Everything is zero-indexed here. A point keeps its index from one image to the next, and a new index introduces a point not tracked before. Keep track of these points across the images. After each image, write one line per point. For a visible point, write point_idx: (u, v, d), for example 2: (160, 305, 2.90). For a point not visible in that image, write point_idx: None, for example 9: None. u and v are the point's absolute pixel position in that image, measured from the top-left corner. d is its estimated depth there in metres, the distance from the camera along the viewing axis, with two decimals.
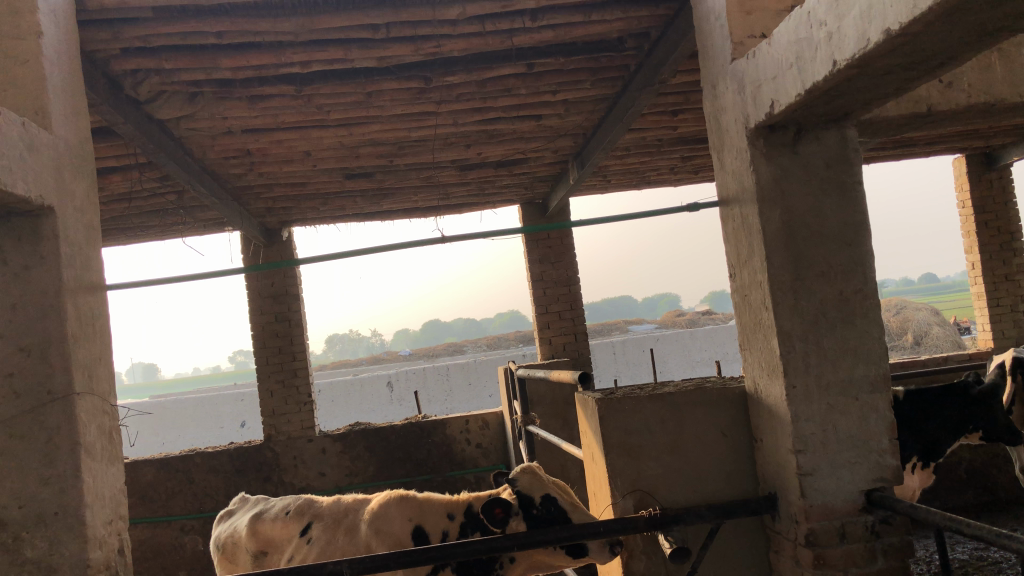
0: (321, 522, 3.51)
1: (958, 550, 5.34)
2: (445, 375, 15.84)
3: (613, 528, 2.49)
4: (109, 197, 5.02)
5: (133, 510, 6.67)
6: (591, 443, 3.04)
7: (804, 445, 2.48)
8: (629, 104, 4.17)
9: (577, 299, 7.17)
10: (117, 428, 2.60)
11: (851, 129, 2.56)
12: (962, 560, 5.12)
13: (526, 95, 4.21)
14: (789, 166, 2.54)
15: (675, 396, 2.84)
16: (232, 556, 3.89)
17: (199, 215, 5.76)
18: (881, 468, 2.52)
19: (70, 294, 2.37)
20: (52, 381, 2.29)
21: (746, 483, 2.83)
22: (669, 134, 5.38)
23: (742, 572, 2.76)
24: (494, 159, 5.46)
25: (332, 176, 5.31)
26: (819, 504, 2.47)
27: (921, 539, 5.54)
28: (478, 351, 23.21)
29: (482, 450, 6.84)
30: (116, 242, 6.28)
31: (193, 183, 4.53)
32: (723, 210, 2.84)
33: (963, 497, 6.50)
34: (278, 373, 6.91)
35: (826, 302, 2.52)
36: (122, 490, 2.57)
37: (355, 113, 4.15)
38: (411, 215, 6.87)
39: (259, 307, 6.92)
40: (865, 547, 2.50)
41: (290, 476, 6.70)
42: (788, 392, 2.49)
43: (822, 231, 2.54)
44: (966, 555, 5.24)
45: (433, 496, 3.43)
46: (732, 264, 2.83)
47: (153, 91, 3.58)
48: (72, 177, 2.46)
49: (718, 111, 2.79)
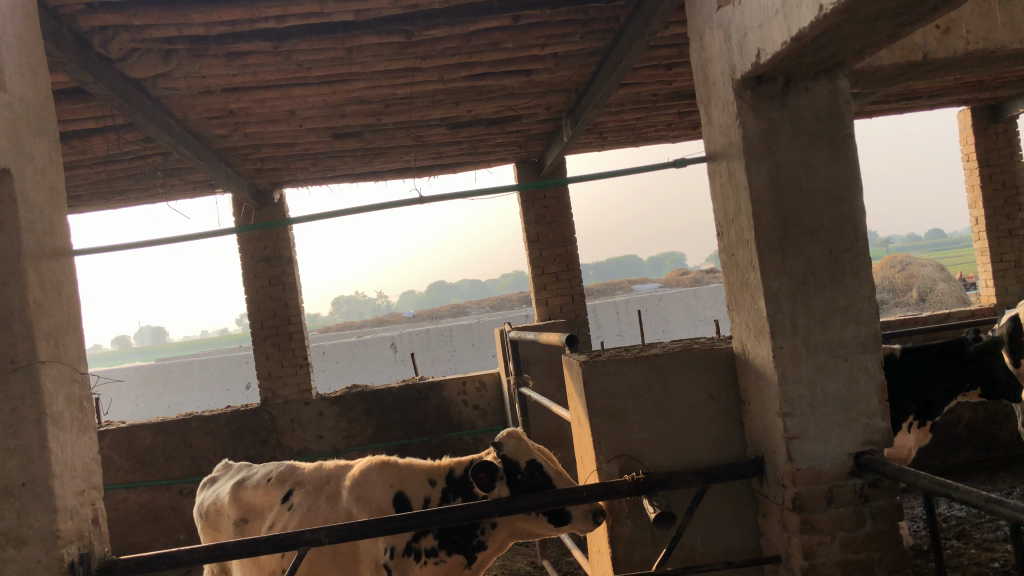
0: (303, 489, 3.49)
1: (954, 508, 5.32)
2: (447, 336, 15.85)
3: (595, 494, 2.43)
4: (91, 159, 4.91)
5: (130, 475, 6.66)
6: (576, 406, 2.98)
7: (792, 408, 2.41)
8: (620, 58, 4.04)
9: (573, 259, 7.08)
10: (88, 396, 2.54)
11: (842, 79, 2.45)
12: (958, 517, 5.10)
13: (513, 50, 4.08)
14: (777, 120, 2.43)
15: (661, 359, 2.77)
16: (215, 523, 3.87)
17: (186, 177, 5.66)
18: (870, 431, 2.46)
19: (31, 260, 2.29)
20: (14, 350, 2.22)
21: (734, 446, 2.77)
22: (664, 88, 5.25)
23: (729, 536, 2.72)
24: (485, 117, 5.33)
25: (319, 136, 5.20)
26: (806, 468, 2.42)
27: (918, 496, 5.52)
28: (481, 312, 23.20)
29: (479, 412, 6.81)
30: (104, 206, 6.20)
31: (175, 145, 4.43)
32: (711, 166, 2.73)
33: (962, 454, 6.46)
34: (273, 336, 6.89)
35: (815, 260, 2.43)
36: (95, 459, 2.52)
37: (337, 70, 4.03)
38: (404, 175, 6.76)
39: (252, 271, 6.86)
40: (853, 511, 2.44)
41: (288, 439, 6.69)
42: (775, 353, 2.42)
43: (811, 186, 2.43)
44: (962, 512, 5.22)
45: (414, 462, 3.39)
46: (720, 222, 2.73)
47: (125, 49, 3.47)
48: (29, 138, 2.38)
49: (705, 63, 2.67)
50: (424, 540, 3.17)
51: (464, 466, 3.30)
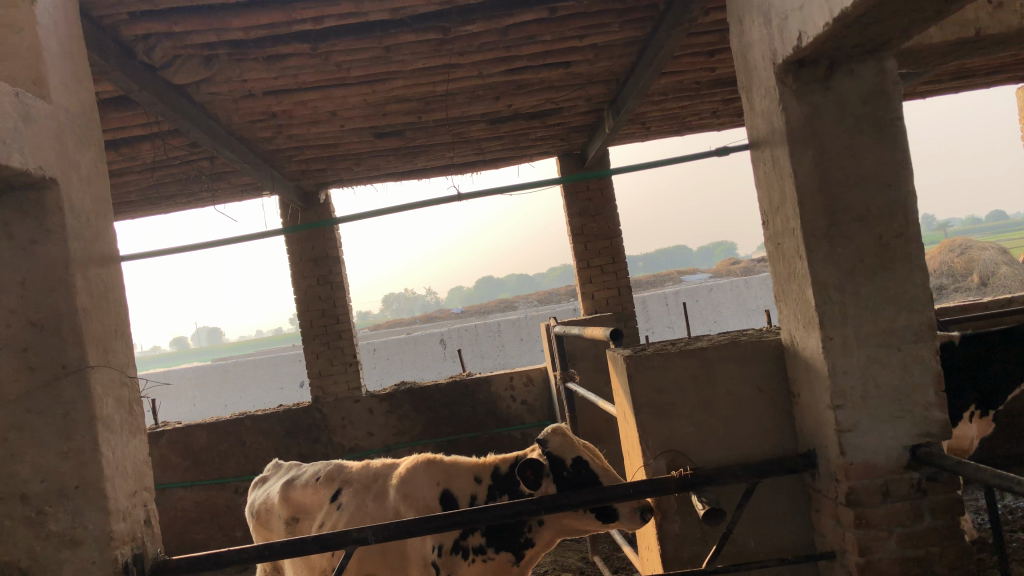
0: (351, 488, 3.52)
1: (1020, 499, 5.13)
2: (495, 331, 15.87)
3: (642, 490, 2.40)
4: (140, 165, 5.01)
5: (187, 474, 6.80)
6: (622, 401, 2.94)
7: (843, 400, 2.35)
8: (660, 46, 3.98)
9: (619, 252, 7.01)
10: (138, 399, 2.59)
11: (889, 60, 2.36)
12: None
13: (551, 42, 4.04)
14: (821, 104, 2.35)
15: (707, 353, 2.72)
16: (267, 523, 3.92)
17: (233, 181, 5.75)
18: (927, 424, 2.37)
19: (79, 267, 2.33)
20: (65, 355, 2.27)
21: (785, 440, 2.70)
22: (707, 76, 5.15)
23: (781, 533, 2.66)
24: (526, 111, 5.30)
25: (361, 136, 5.23)
26: (859, 462, 2.35)
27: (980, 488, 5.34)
28: (530, 306, 23.19)
29: (527, 407, 6.79)
30: (155, 211, 6.33)
31: (220, 148, 4.49)
32: (755, 154, 2.67)
33: None
34: (322, 335, 6.97)
35: (864, 248, 2.36)
36: (146, 461, 2.57)
37: (375, 69, 4.04)
38: (447, 172, 6.77)
39: (300, 271, 6.95)
40: (910, 505, 2.36)
41: (339, 437, 6.76)
42: (825, 345, 2.35)
43: (858, 171, 2.36)
44: None
45: (460, 459, 3.39)
46: (765, 211, 2.66)
47: (167, 56, 3.52)
48: (75, 148, 2.42)
49: (746, 49, 2.60)
50: (471, 538, 3.16)
51: (510, 463, 3.28)
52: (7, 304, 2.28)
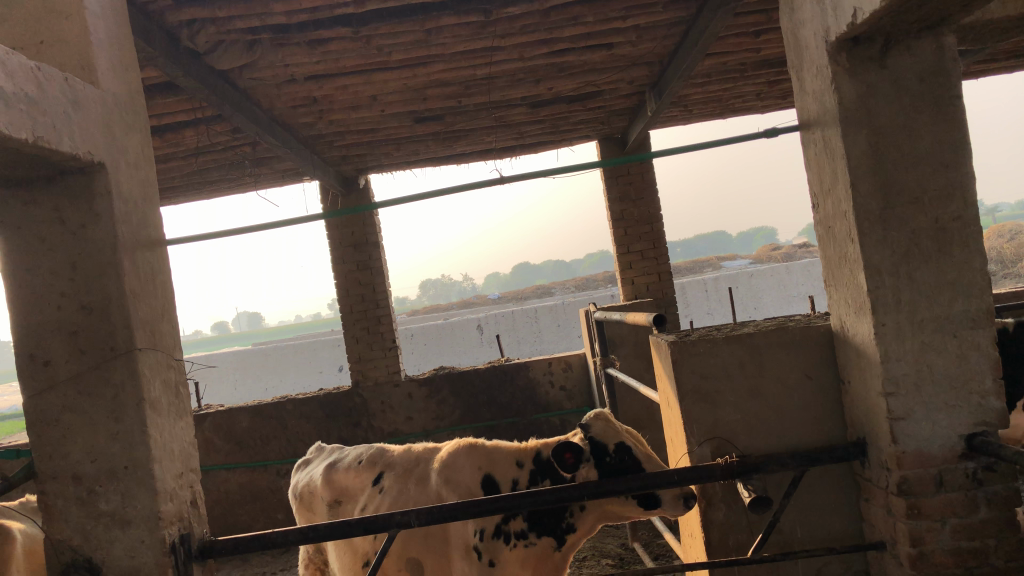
0: (393, 472, 3.54)
1: None
2: (533, 317, 15.87)
3: (687, 477, 2.37)
4: (184, 152, 5.07)
5: (231, 456, 6.89)
6: (665, 387, 2.91)
7: (896, 387, 2.29)
8: (705, 27, 3.91)
9: (659, 237, 6.94)
10: (185, 382, 2.61)
11: (948, 36, 2.28)
12: None
13: (594, 24, 4.00)
14: (876, 83, 2.29)
15: (754, 339, 2.67)
16: (310, 505, 3.97)
17: (275, 167, 5.79)
18: (983, 412, 2.30)
19: (127, 250, 2.36)
20: (114, 337, 2.30)
21: (833, 428, 2.65)
22: (752, 57, 5.06)
23: (828, 521, 2.61)
24: (567, 94, 5.26)
25: (401, 121, 5.23)
26: (912, 451, 2.29)
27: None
28: (567, 293, 23.13)
29: (566, 393, 6.76)
30: (199, 197, 6.40)
31: (262, 134, 4.52)
32: (805, 135, 2.60)
33: None
34: (362, 320, 7.01)
35: (919, 231, 2.29)
36: (193, 443, 2.59)
37: (417, 53, 4.03)
38: (486, 157, 6.75)
39: (341, 257, 6.99)
40: (965, 496, 2.30)
41: (379, 421, 6.81)
42: (877, 331, 2.29)
43: (914, 152, 2.29)
44: None
45: (502, 444, 3.38)
46: (815, 194, 2.60)
47: (211, 42, 3.54)
48: (123, 132, 2.45)
49: (796, 27, 2.53)
50: (513, 523, 3.15)
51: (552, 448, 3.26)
52: (58, 287, 2.31)
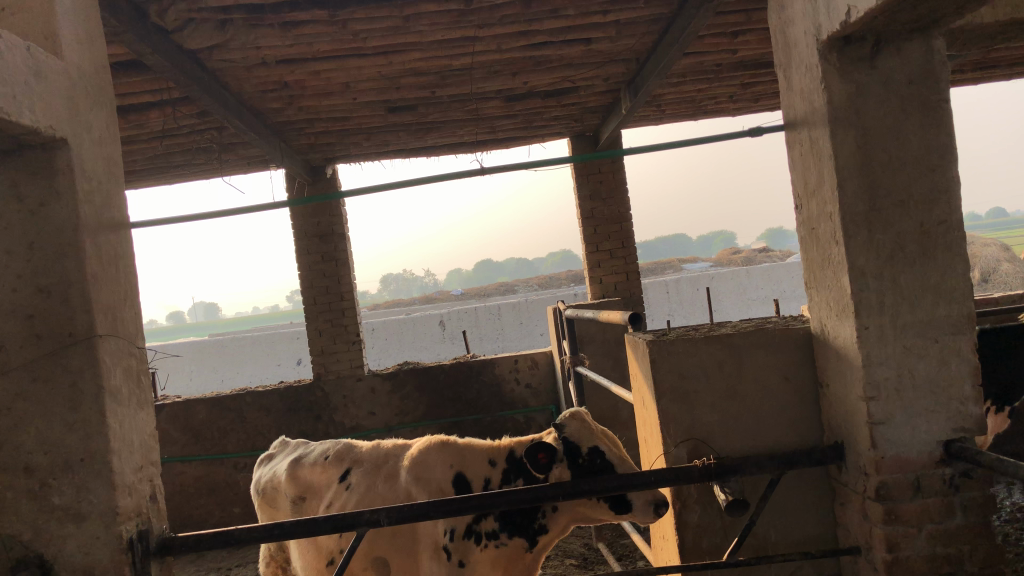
0: (361, 468, 3.48)
1: None
2: (496, 314, 15.81)
3: (664, 478, 2.33)
4: (148, 134, 4.91)
5: (187, 449, 6.72)
6: (641, 386, 2.87)
7: (877, 391, 2.27)
8: (686, 25, 3.88)
9: (629, 236, 6.92)
10: (146, 371, 2.50)
11: (938, 39, 2.26)
12: None
13: (574, 17, 3.97)
14: (866, 84, 2.26)
15: (734, 339, 2.64)
16: (273, 501, 3.88)
17: (241, 153, 5.65)
18: (962, 418, 2.29)
19: (89, 231, 2.25)
20: (73, 323, 2.18)
21: (810, 431, 2.63)
22: (728, 58, 5.06)
23: (801, 525, 2.59)
24: (542, 89, 5.20)
25: (374, 110, 5.13)
26: (891, 456, 2.27)
27: None
28: (529, 290, 23.11)
29: (532, 391, 6.72)
30: (161, 181, 6.22)
31: (231, 118, 4.39)
32: (790, 135, 2.58)
33: None
34: (325, 313, 6.88)
35: (904, 234, 2.27)
36: (154, 435, 2.49)
37: (393, 41, 3.94)
38: (457, 150, 6.67)
39: (306, 247, 6.85)
40: (941, 501, 2.29)
41: (341, 416, 6.70)
42: (860, 334, 2.27)
43: (902, 155, 2.27)
44: None
45: (474, 442, 3.32)
46: (799, 194, 2.57)
47: (181, 20, 3.42)
48: (87, 108, 2.33)
49: (786, 25, 2.51)
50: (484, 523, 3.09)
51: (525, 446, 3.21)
52: (14, 268, 2.19)
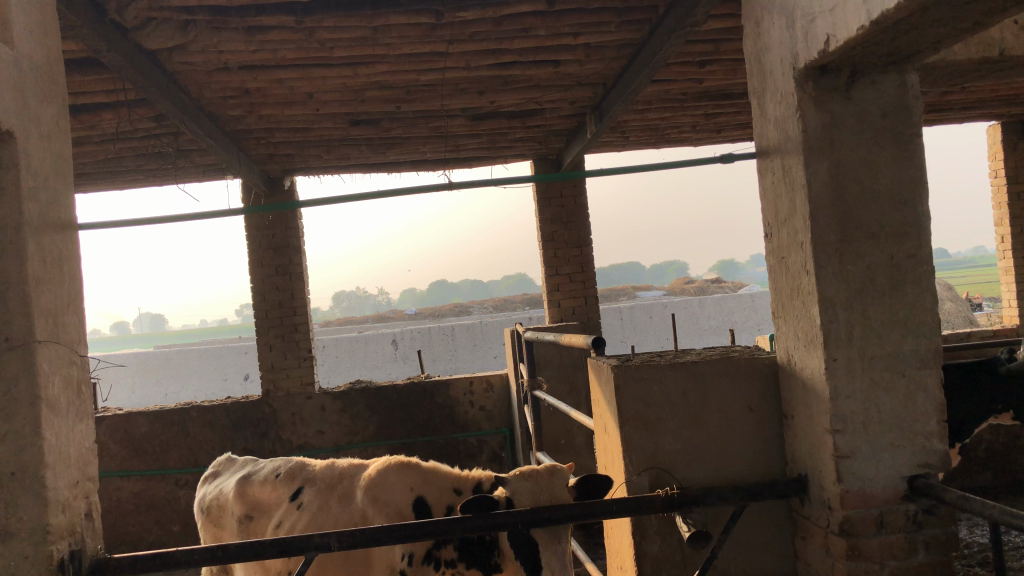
0: (314, 487, 3.38)
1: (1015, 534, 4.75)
2: (450, 335, 15.68)
3: (625, 508, 2.29)
4: (100, 136, 4.75)
5: (126, 463, 6.47)
6: (604, 412, 2.81)
7: (844, 425, 2.24)
8: (655, 52, 3.88)
9: (588, 260, 6.91)
10: (88, 381, 2.37)
11: (912, 74, 2.28)
12: (1016, 543, 4.57)
13: (544, 38, 3.94)
14: (840, 114, 2.26)
15: (701, 367, 2.59)
16: (217, 520, 3.74)
17: (197, 160, 5.50)
18: (927, 454, 2.28)
19: (33, 230, 2.12)
20: (9, 327, 2.05)
21: (773, 463, 2.60)
22: (694, 87, 5.08)
23: (761, 559, 2.55)
24: (509, 109, 5.17)
25: (336, 122, 5.04)
26: (856, 490, 2.24)
27: (974, 521, 4.93)
28: (484, 313, 23.03)
29: (485, 413, 6.65)
30: (111, 186, 6.03)
31: (188, 124, 4.26)
32: (762, 163, 2.57)
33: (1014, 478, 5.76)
34: (277, 327, 6.69)
35: (874, 267, 2.26)
36: (93, 449, 2.35)
37: (361, 51, 3.87)
38: (419, 168, 6.59)
39: (259, 259, 6.67)
40: (905, 538, 2.26)
41: (288, 433, 6.51)
42: (829, 366, 2.24)
43: (874, 188, 2.26)
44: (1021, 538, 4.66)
45: (439, 466, 3.25)
46: (769, 224, 2.56)
47: (141, 18, 3.32)
48: (36, 101, 2.21)
49: (761, 52, 2.50)
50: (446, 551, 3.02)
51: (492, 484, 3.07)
52: None
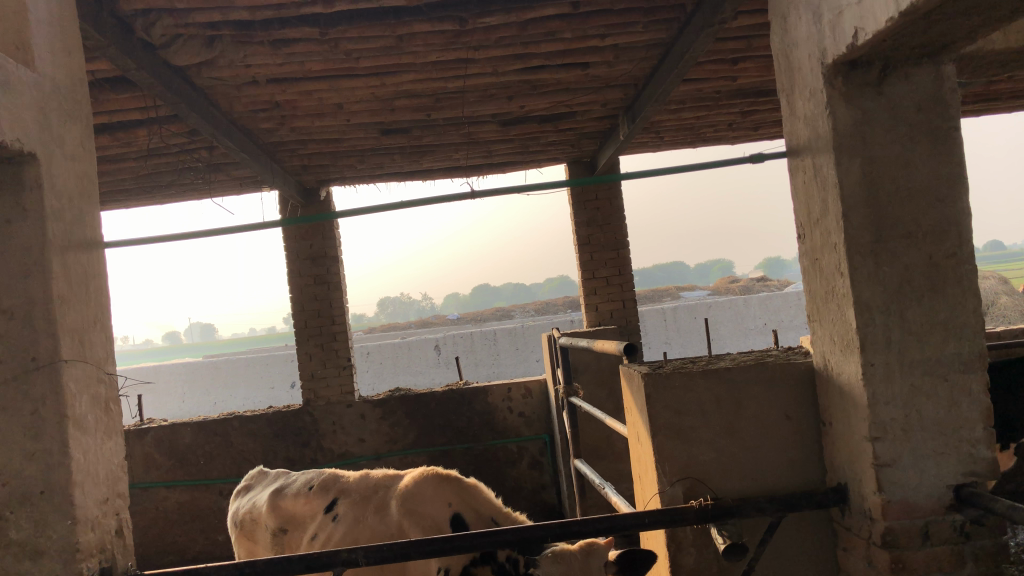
0: (348, 499, 3.38)
1: None
2: (492, 340, 15.66)
3: (658, 520, 2.22)
4: (136, 152, 4.82)
5: (171, 473, 6.57)
6: (636, 421, 2.75)
7: (883, 432, 2.15)
8: (684, 51, 3.80)
9: (625, 263, 6.82)
10: (117, 398, 2.39)
11: (947, 65, 2.18)
12: None
13: (571, 40, 3.89)
14: (872, 109, 2.18)
15: (734, 374, 2.52)
16: (251, 533, 3.77)
17: (233, 173, 5.55)
18: (973, 461, 2.17)
19: (58, 250, 2.13)
20: (36, 347, 2.07)
21: (812, 471, 2.51)
22: (728, 85, 4.98)
23: (802, 571, 2.47)
24: (539, 113, 5.13)
25: (367, 132, 5.05)
26: (898, 500, 2.15)
27: None
28: (526, 316, 22.97)
29: (525, 420, 6.60)
30: (151, 200, 6.12)
31: (220, 138, 4.30)
32: (793, 162, 2.49)
33: None
34: (316, 337, 6.74)
35: (912, 267, 2.17)
36: (122, 466, 2.36)
37: (387, 61, 3.87)
38: (453, 174, 6.58)
39: (297, 270, 6.73)
40: (951, 550, 2.17)
41: (329, 442, 6.54)
42: (866, 371, 2.16)
43: (909, 184, 2.17)
44: None
45: (478, 485, 3.21)
46: (802, 224, 2.47)
47: (168, 35, 3.35)
48: (60, 121, 2.23)
49: (789, 49, 2.43)
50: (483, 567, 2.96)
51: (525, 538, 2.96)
52: None
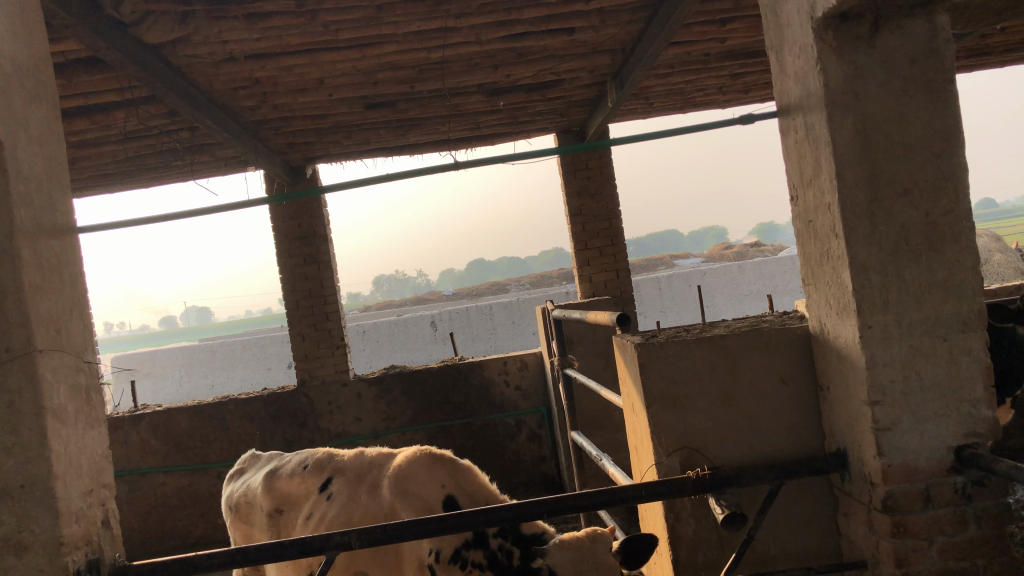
0: (342, 478, 3.35)
1: None
2: (488, 314, 15.61)
3: (655, 493, 2.17)
4: (116, 134, 4.72)
5: (169, 459, 6.53)
6: (630, 391, 2.70)
7: (882, 396, 2.11)
8: (672, 12, 3.71)
9: (618, 233, 6.76)
10: (97, 386, 2.33)
11: (942, 15, 2.11)
12: None
13: (554, 5, 3.80)
14: (864, 65, 2.10)
15: (730, 341, 2.47)
16: (247, 516, 3.75)
17: (217, 153, 5.46)
18: (973, 422, 2.13)
19: (26, 237, 2.06)
20: (8, 337, 2.00)
21: (810, 437, 2.47)
22: (716, 47, 4.89)
23: (802, 537, 2.44)
24: (526, 82, 5.04)
25: (351, 106, 4.95)
26: (899, 463, 2.11)
27: None
28: (522, 289, 22.91)
29: (521, 393, 6.57)
30: (135, 184, 6.02)
31: (201, 118, 4.20)
32: (784, 121, 2.41)
33: None
34: (308, 317, 6.67)
35: (908, 226, 2.11)
36: (106, 455, 2.31)
37: (366, 32, 3.77)
38: (441, 147, 6.48)
39: (286, 250, 6.64)
40: (953, 512, 2.13)
41: (326, 421, 6.51)
42: (863, 333, 2.11)
43: (905, 141, 2.11)
44: None
45: (471, 467, 3.17)
46: (795, 185, 2.41)
47: (138, 12, 3.25)
48: (23, 103, 2.14)
49: (777, 5, 2.35)
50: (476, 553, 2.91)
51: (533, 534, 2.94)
52: None
